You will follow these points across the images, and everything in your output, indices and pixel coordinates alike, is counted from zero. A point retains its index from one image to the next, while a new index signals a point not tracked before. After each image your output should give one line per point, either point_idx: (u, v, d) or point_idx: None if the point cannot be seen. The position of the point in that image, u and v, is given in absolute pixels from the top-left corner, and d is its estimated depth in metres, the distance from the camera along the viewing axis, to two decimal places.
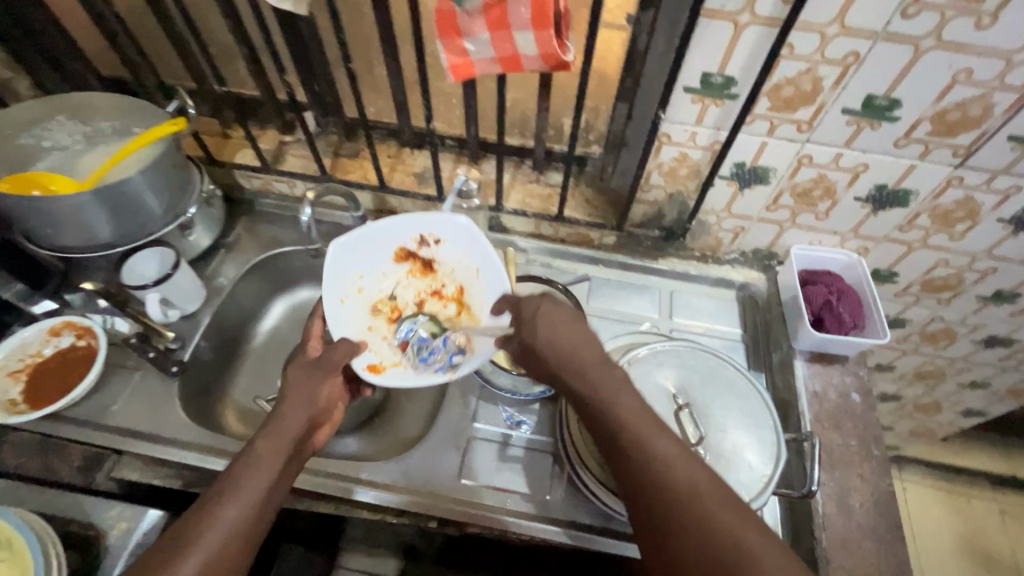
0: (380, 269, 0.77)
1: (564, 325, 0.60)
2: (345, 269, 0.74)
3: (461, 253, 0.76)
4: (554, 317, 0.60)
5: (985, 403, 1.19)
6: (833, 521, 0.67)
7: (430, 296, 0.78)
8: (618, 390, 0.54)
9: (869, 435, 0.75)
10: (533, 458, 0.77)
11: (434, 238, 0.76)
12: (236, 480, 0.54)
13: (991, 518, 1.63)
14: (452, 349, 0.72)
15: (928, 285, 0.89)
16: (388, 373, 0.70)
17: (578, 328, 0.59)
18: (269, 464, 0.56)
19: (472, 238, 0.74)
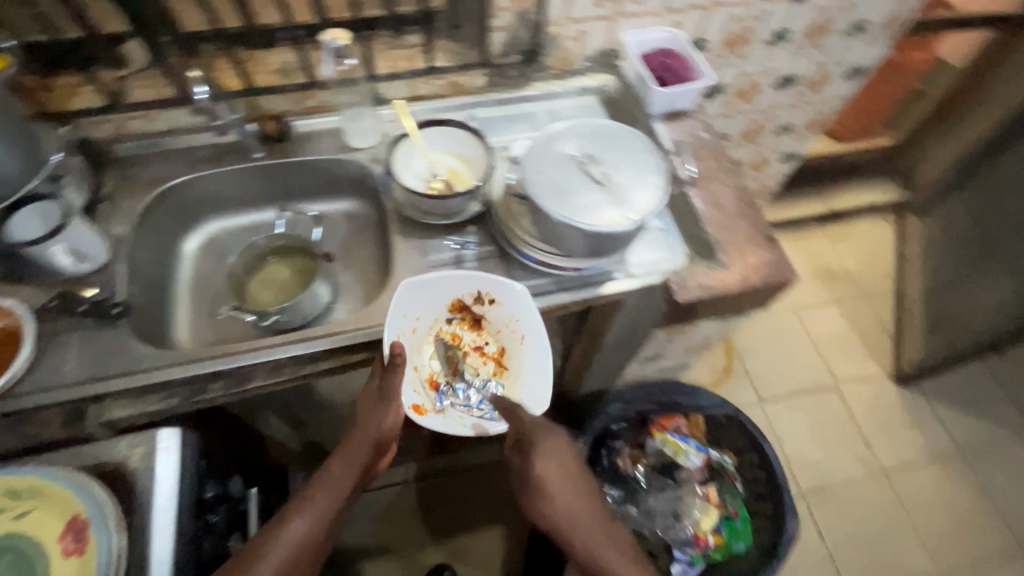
0: (434, 312, 0.86)
1: (565, 465, 0.84)
2: (407, 307, 0.83)
3: (511, 315, 0.84)
4: (556, 452, 0.84)
5: (794, 143, 1.52)
6: (714, 217, 0.89)
7: (474, 350, 0.88)
8: (580, 514, 0.83)
9: (720, 156, 0.97)
10: (488, 263, 0.88)
11: (489, 298, 0.84)
12: (310, 509, 0.74)
13: (823, 246, 2.13)
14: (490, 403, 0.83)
15: (729, 43, 1.11)
16: (427, 415, 0.81)
17: (573, 464, 0.85)
18: (330, 497, 0.75)
19: (523, 304, 0.82)
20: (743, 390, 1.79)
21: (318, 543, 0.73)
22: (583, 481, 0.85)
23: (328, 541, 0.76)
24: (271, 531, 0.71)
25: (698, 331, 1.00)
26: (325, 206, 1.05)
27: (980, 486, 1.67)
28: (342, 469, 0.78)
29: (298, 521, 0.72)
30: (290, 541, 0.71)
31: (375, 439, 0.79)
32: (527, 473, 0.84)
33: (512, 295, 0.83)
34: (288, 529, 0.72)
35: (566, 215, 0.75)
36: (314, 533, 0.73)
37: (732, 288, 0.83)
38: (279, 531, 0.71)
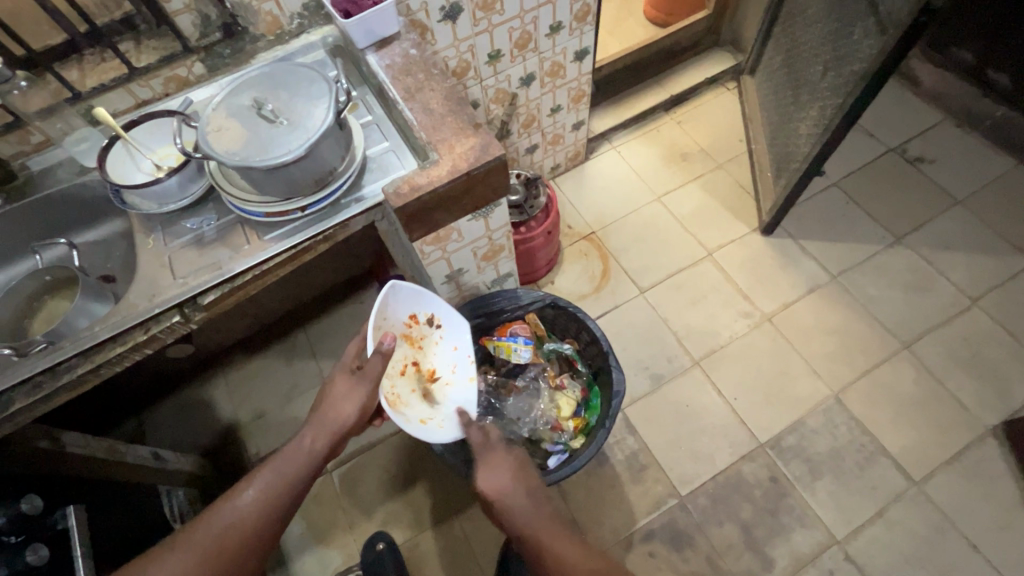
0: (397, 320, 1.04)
1: (511, 466, 1.04)
2: (383, 308, 0.97)
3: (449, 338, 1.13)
4: (500, 460, 1.04)
5: (576, 39, 1.57)
6: (423, 123, 0.93)
7: (415, 363, 1.10)
8: (514, 502, 0.99)
9: (430, 67, 1.01)
10: (227, 231, 0.91)
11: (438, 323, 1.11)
12: (267, 471, 0.92)
13: (673, 130, 2.18)
14: (426, 408, 1.06)
15: None
16: (392, 410, 0.99)
17: (517, 466, 1.04)
18: (286, 468, 0.92)
19: (461, 332, 1.15)
20: (624, 286, 1.85)
21: (265, 516, 0.89)
22: (531, 478, 1.04)
23: (283, 512, 0.91)
24: (231, 494, 0.90)
25: (468, 235, 1.04)
26: (98, 233, 1.06)
27: (856, 301, 1.76)
28: (294, 450, 0.93)
29: (253, 489, 0.90)
30: (238, 504, 0.89)
31: (343, 424, 0.94)
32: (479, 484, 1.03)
33: (457, 326, 1.14)
34: (243, 496, 0.89)
35: (242, 157, 0.79)
36: (265, 502, 0.90)
37: (442, 180, 0.87)
38: (231, 499, 0.89)
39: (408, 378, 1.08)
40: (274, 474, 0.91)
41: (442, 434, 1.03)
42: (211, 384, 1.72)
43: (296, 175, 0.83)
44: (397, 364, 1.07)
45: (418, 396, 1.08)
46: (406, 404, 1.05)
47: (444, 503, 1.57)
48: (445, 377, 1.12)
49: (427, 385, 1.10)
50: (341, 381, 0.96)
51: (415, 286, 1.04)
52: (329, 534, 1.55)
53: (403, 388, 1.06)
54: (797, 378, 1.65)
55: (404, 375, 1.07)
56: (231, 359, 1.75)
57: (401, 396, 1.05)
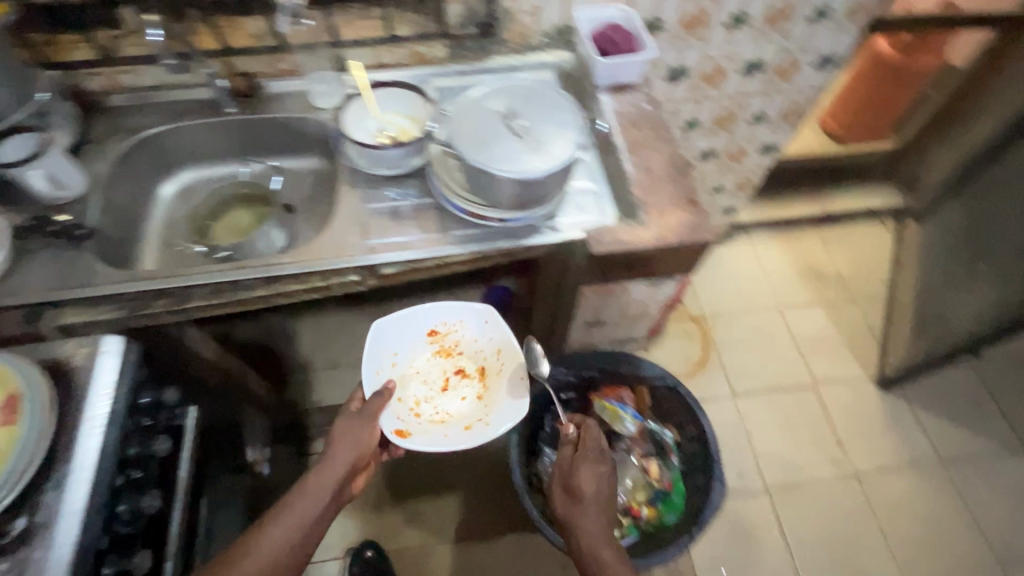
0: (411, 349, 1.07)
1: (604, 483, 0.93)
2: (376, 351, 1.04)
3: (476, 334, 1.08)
4: (596, 474, 0.93)
5: (772, 133, 1.53)
6: (640, 179, 0.93)
7: (455, 373, 1.08)
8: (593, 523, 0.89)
9: (659, 125, 1.00)
10: (423, 212, 0.94)
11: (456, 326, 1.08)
12: (282, 509, 0.85)
13: (817, 248, 2.08)
14: (474, 415, 1.02)
15: (685, 25, 1.15)
16: (429, 435, 0.99)
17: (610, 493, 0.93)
18: (309, 501, 0.86)
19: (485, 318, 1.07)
20: (718, 383, 1.78)
21: (291, 551, 0.81)
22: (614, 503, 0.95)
23: (307, 549, 0.84)
24: (250, 534, 0.82)
25: (630, 295, 1.03)
26: (294, 162, 1.14)
27: (959, 496, 1.62)
28: (319, 481, 0.88)
29: (277, 529, 0.82)
30: (265, 543, 0.80)
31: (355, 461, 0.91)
32: (568, 483, 0.93)
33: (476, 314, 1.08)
34: (268, 537, 0.81)
35: (481, 161, 0.80)
36: (294, 542, 0.82)
37: (647, 244, 0.86)
38: (257, 537, 0.81)
39: (453, 391, 1.06)
40: (295, 509, 0.84)
41: (487, 432, 0.97)
42: (301, 320, 1.78)
43: (514, 191, 0.85)
44: (438, 383, 1.07)
45: (468, 400, 1.05)
46: (455, 416, 1.03)
47: (472, 522, 1.55)
48: (491, 369, 1.05)
49: (474, 389, 1.05)
50: (343, 423, 0.94)
51: (415, 307, 1.07)
52: (356, 506, 1.56)
53: (448, 403, 1.05)
54: (869, 550, 1.53)
55: (446, 388, 1.06)
56: (326, 305, 1.81)
57: (451, 407, 1.05)
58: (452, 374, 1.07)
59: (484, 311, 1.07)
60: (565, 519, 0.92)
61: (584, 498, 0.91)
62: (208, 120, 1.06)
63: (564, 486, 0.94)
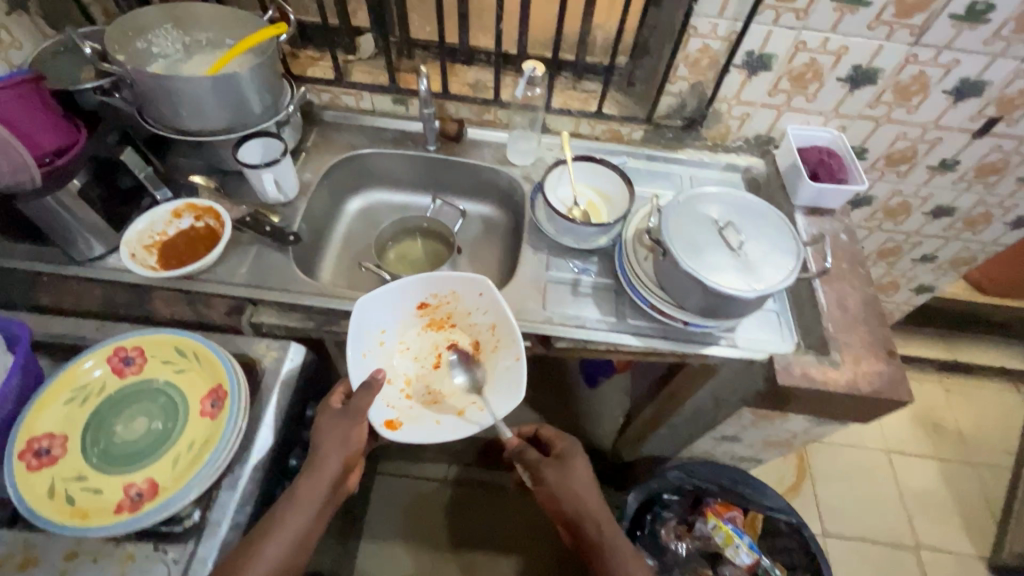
0: (396, 323, 0.94)
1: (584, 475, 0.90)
2: (361, 331, 0.88)
3: (470, 305, 0.93)
4: (576, 468, 0.90)
5: (933, 276, 1.45)
6: (834, 315, 0.89)
7: (448, 349, 0.97)
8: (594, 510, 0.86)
9: (856, 260, 0.97)
10: (601, 294, 0.94)
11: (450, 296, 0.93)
12: (271, 525, 0.67)
13: (938, 396, 1.93)
14: (469, 396, 0.92)
15: (889, 159, 1.12)
16: (417, 421, 0.88)
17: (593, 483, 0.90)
18: (306, 510, 0.69)
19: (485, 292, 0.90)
20: (808, 516, 1.66)
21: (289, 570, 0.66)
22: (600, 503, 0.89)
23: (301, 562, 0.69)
24: (242, 555, 0.64)
25: (784, 425, 0.97)
26: (471, 205, 1.18)
27: None
28: (313, 488, 0.71)
29: (267, 554, 0.64)
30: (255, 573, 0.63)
31: (345, 461, 0.76)
32: (555, 479, 0.88)
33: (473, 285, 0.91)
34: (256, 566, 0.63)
35: (693, 267, 0.79)
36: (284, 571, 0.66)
37: (838, 387, 0.82)
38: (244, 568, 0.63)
39: (445, 369, 0.96)
40: (291, 519, 0.68)
41: (485, 417, 0.87)
42: None
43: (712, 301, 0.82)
44: (427, 358, 0.97)
45: (465, 376, 0.94)
46: (452, 393, 0.93)
47: None
48: (489, 343, 0.93)
49: (468, 365, 0.95)
50: (327, 419, 0.78)
51: (400, 280, 0.91)
52: (417, 540, 1.54)
53: (440, 380, 0.95)
54: None
55: (439, 365, 0.96)
56: None
57: (447, 384, 0.95)
58: (443, 350, 0.96)
59: (478, 281, 0.89)
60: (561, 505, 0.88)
61: (573, 482, 0.88)
62: (410, 151, 1.12)
63: (549, 479, 0.89)
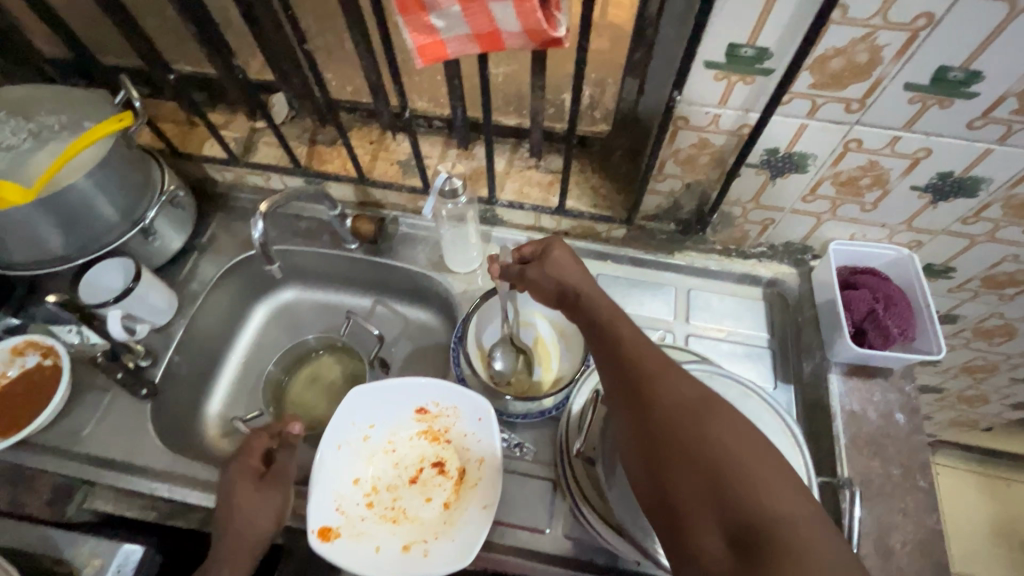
0: (391, 421, 0.72)
1: (561, 263, 0.62)
2: (345, 414, 0.69)
3: (470, 429, 0.69)
4: (558, 266, 0.61)
5: None
6: (870, 566, 0.61)
7: (432, 468, 0.70)
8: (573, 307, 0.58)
9: (915, 463, 0.67)
10: (532, 488, 0.70)
11: (452, 411, 0.70)
12: None
13: None
14: (426, 539, 0.64)
15: (989, 281, 0.77)
16: (348, 545, 0.62)
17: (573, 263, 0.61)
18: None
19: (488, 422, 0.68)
20: None
21: None
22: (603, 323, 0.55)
23: None
24: None
25: None
26: (408, 309, 0.93)
27: None
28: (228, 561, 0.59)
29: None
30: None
31: (259, 534, 0.60)
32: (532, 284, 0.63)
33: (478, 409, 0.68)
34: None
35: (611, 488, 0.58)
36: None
37: None
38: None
39: (422, 487, 0.69)
40: None
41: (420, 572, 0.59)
42: None
43: None
44: (408, 467, 0.71)
45: (433, 512, 0.67)
46: (412, 525, 0.66)
47: None
48: (473, 482, 0.67)
49: (448, 497, 0.68)
50: (243, 492, 0.61)
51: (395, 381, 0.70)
52: None
53: (410, 502, 0.68)
54: None
55: (416, 481, 0.70)
56: None
57: (409, 514, 0.67)
58: (427, 466, 0.70)
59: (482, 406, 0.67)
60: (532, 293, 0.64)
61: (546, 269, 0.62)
62: (326, 249, 0.89)
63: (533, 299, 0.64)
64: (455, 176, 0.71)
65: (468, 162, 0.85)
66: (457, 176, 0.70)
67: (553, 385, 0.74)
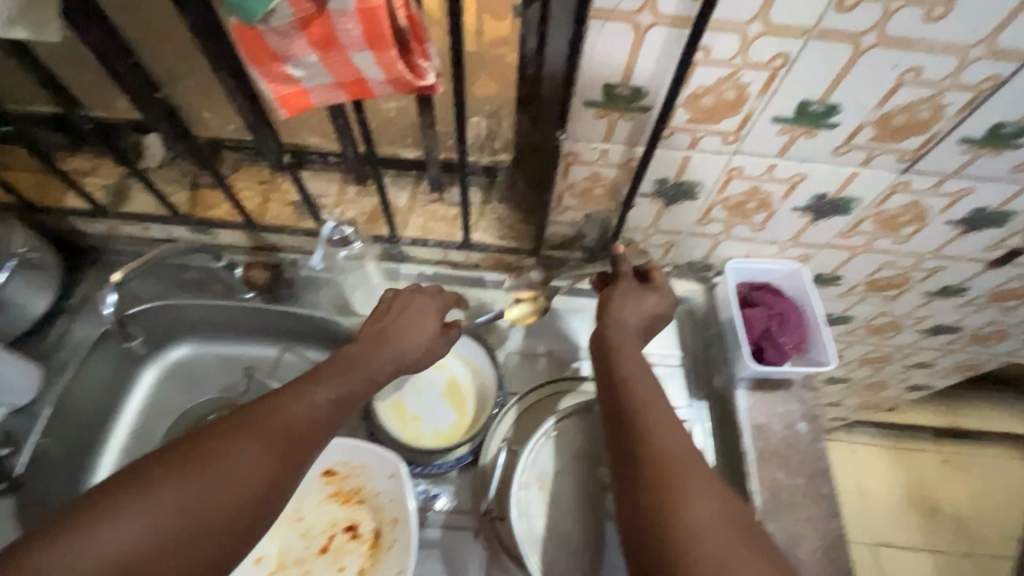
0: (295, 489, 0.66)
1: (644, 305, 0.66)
2: None
3: (381, 489, 0.64)
4: (641, 302, 0.66)
5: (929, 378, 1.16)
6: None
7: (344, 532, 0.66)
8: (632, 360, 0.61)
9: (817, 470, 0.70)
10: (453, 538, 0.67)
11: (359, 470, 0.65)
12: (320, 374, 0.57)
13: (934, 470, 1.63)
14: None
15: (873, 285, 0.82)
16: None
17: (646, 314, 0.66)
18: (367, 370, 0.59)
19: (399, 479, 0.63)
20: None
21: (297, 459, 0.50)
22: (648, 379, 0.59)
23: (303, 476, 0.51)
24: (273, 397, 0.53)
25: None
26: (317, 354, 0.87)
27: None
28: (381, 350, 0.61)
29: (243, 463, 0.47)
30: (233, 490, 0.46)
31: (414, 344, 0.64)
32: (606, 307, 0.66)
33: (388, 465, 0.63)
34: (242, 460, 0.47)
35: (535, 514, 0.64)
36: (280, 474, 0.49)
37: None
38: (220, 454, 0.47)
39: (335, 554, 0.65)
40: (342, 375, 0.58)
41: None
42: None
43: None
44: (319, 534, 0.66)
45: None
46: None
47: None
48: (387, 547, 0.63)
49: (362, 563, 0.64)
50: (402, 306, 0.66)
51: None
52: None
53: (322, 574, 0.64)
54: None
55: (328, 549, 0.66)
56: None
57: None
58: (338, 531, 0.66)
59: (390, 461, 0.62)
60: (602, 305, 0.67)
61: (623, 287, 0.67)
62: (220, 299, 0.82)
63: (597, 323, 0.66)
64: (344, 224, 0.70)
65: (368, 200, 0.82)
66: (345, 225, 0.70)
67: (453, 438, 0.71)
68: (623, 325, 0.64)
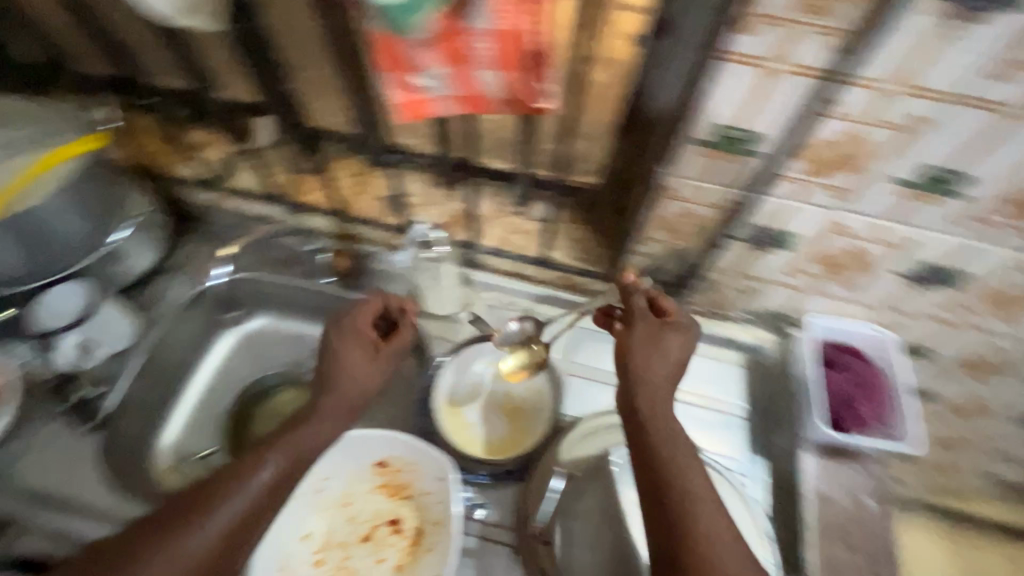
0: (348, 471, 0.68)
1: (672, 352, 0.59)
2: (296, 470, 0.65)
3: (430, 491, 0.65)
4: (665, 346, 0.59)
5: None
6: None
7: (387, 525, 0.67)
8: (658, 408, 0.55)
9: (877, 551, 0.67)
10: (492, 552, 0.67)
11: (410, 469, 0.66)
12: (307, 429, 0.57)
13: None
14: None
15: (968, 365, 0.77)
16: None
17: (680, 359, 0.59)
18: (359, 367, 0.63)
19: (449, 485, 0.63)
20: None
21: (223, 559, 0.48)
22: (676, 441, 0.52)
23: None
24: (235, 468, 0.52)
25: None
26: None
27: None
28: (368, 369, 0.64)
29: (232, 508, 0.49)
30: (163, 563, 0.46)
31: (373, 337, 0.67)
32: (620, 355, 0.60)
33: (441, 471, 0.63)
34: (218, 516, 0.48)
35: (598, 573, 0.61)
36: (275, 501, 0.52)
37: None
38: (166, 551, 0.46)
39: (376, 544, 0.67)
40: (310, 428, 0.57)
41: None
42: None
43: None
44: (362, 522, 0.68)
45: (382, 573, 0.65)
46: None
47: None
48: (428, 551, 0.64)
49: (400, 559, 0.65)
50: (641, 333, 0.60)
51: (361, 432, 0.66)
52: None
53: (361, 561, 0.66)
54: None
55: (369, 538, 0.67)
56: None
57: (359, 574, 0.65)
58: (382, 523, 0.67)
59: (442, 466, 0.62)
60: (625, 349, 0.60)
61: (665, 334, 0.59)
62: (299, 281, 0.85)
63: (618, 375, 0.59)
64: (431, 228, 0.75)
65: (452, 204, 0.85)
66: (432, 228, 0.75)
67: (501, 452, 0.70)
68: (649, 377, 0.57)
